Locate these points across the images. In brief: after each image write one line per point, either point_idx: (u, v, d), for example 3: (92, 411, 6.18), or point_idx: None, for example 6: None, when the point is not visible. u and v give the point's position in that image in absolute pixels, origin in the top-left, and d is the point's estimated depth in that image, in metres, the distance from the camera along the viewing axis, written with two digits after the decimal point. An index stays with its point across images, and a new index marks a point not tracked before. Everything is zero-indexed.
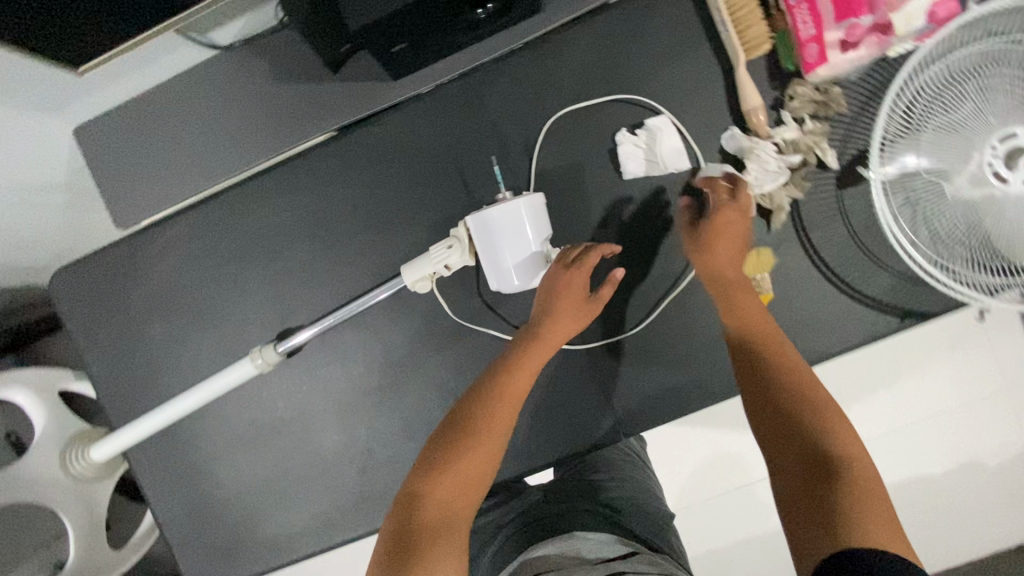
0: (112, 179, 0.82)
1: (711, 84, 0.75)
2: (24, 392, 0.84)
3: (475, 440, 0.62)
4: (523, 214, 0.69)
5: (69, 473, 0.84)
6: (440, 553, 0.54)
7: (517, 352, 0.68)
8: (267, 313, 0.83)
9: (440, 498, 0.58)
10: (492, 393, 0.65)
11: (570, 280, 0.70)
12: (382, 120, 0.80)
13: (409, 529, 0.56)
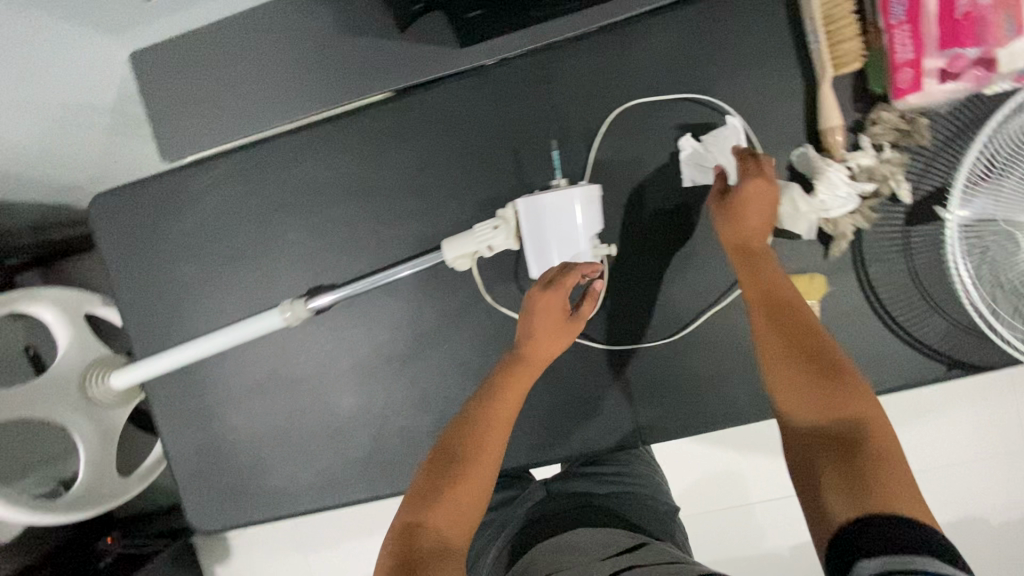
0: (162, 110, 0.81)
1: (790, 95, 0.72)
2: (51, 310, 0.86)
3: (462, 468, 0.61)
4: (578, 205, 0.68)
5: (86, 396, 0.86)
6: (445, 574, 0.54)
7: (499, 377, 0.67)
8: (299, 267, 0.82)
9: (436, 527, 0.57)
10: (479, 420, 0.65)
11: (542, 304, 0.65)
12: (442, 87, 0.77)
13: (410, 556, 0.55)
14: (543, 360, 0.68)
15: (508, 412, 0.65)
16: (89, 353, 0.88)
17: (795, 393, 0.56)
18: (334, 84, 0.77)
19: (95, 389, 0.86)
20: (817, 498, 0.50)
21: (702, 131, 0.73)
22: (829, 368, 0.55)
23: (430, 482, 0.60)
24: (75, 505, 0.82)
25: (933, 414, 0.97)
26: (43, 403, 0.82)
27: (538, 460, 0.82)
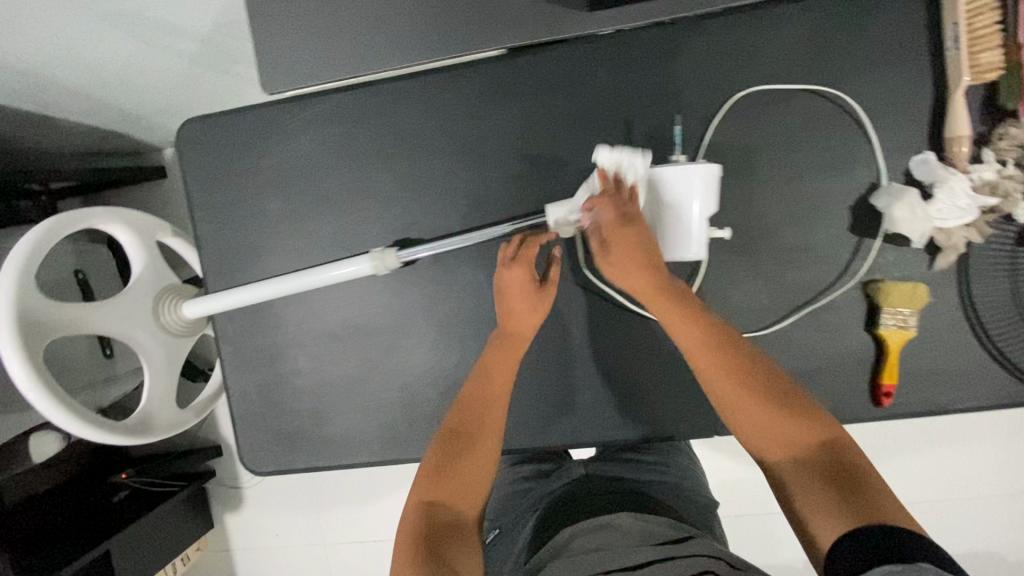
0: (264, 34, 0.77)
1: (919, 99, 0.70)
2: (125, 232, 0.85)
3: (473, 439, 0.68)
4: (694, 184, 0.67)
5: (159, 323, 0.86)
6: (463, 546, 0.59)
7: (487, 359, 0.74)
8: (387, 216, 0.81)
9: (449, 502, 0.64)
10: (473, 401, 0.71)
11: (509, 280, 0.74)
12: (560, 49, 0.76)
13: (433, 528, 0.60)
14: (524, 335, 0.75)
15: (500, 389, 0.72)
16: (161, 280, 0.88)
17: (760, 432, 0.61)
18: (451, 33, 0.74)
19: (168, 316, 0.87)
20: (802, 515, 0.56)
21: (822, 126, 0.72)
22: (773, 394, 0.62)
23: (437, 462, 0.66)
24: (143, 429, 0.82)
25: None
26: (117, 325, 0.82)
27: (604, 439, 0.81)
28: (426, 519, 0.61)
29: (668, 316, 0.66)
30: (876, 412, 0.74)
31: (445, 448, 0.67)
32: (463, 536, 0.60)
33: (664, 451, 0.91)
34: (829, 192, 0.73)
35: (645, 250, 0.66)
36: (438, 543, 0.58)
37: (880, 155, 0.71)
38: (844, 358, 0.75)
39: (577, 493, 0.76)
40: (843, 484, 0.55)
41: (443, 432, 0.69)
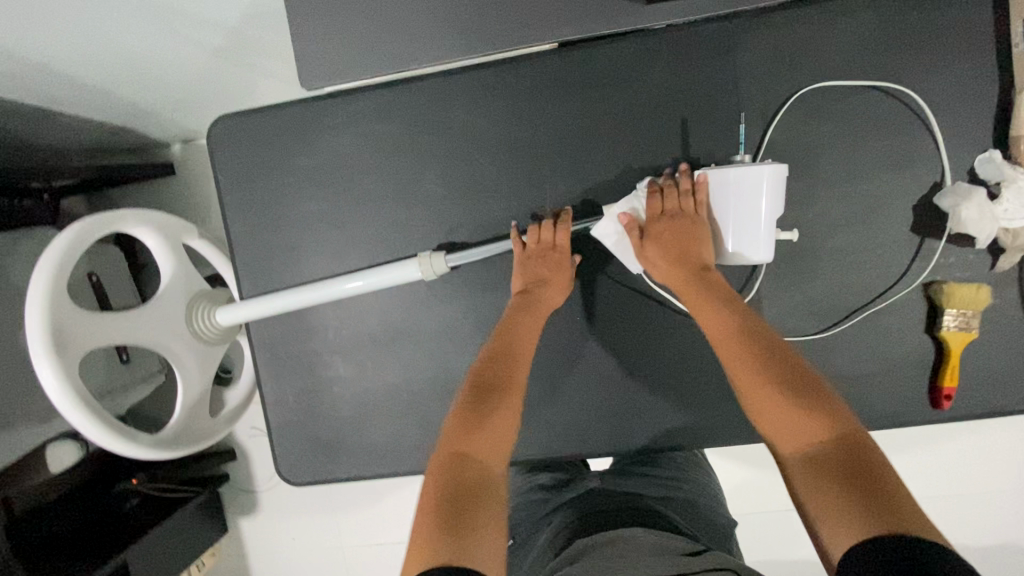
0: (299, 25, 0.72)
1: (985, 97, 0.69)
2: (150, 236, 0.80)
3: (502, 395, 0.62)
4: (761, 185, 0.65)
5: (192, 330, 0.83)
6: (484, 518, 0.52)
7: (515, 325, 0.69)
8: (434, 218, 0.79)
9: (481, 458, 0.57)
10: (500, 359, 0.66)
11: (555, 259, 0.72)
12: (615, 43, 0.73)
13: (456, 491, 0.53)
14: (547, 309, 0.72)
15: (526, 348, 0.68)
16: (191, 286, 0.84)
17: (771, 419, 0.54)
18: (504, 24, 0.71)
19: (201, 324, 0.83)
20: (814, 515, 0.47)
21: (884, 125, 0.71)
22: (795, 379, 0.54)
23: (466, 419, 0.59)
24: (179, 442, 0.80)
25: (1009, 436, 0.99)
26: (149, 336, 0.79)
27: (657, 446, 0.79)
28: (454, 476, 0.55)
29: (695, 305, 0.64)
30: (934, 414, 0.74)
31: (473, 404, 0.61)
32: (487, 499, 0.53)
33: (683, 462, 0.86)
34: (890, 192, 0.72)
35: (683, 244, 0.67)
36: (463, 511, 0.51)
37: (946, 154, 0.70)
38: (901, 361, 0.74)
39: (593, 501, 0.72)
40: (862, 487, 0.46)
41: (471, 387, 0.63)
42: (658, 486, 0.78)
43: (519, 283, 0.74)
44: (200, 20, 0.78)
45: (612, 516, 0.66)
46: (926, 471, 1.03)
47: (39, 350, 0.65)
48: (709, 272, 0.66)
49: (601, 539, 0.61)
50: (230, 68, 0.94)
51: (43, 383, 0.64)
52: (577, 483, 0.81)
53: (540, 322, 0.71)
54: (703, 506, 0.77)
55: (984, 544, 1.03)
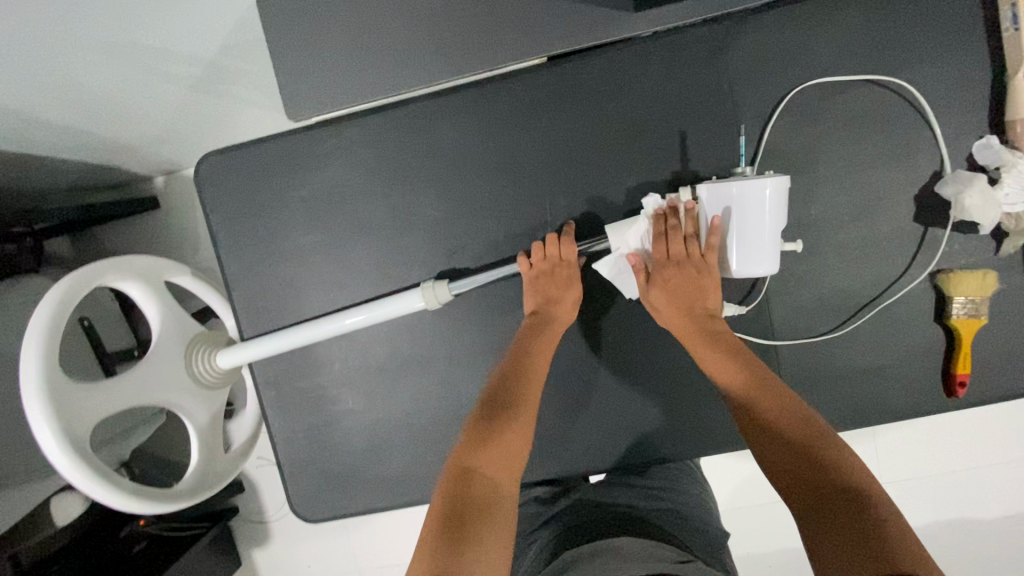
0: (287, 57, 0.72)
1: (976, 84, 0.70)
2: (138, 285, 0.78)
3: (514, 413, 0.61)
4: (763, 197, 0.65)
5: (195, 375, 0.82)
6: (488, 537, 0.50)
7: (528, 341, 0.69)
8: (435, 241, 0.79)
9: (490, 474, 0.55)
10: (515, 376, 0.65)
11: (562, 273, 0.72)
12: (605, 54, 0.73)
13: (463, 507, 0.52)
14: (563, 323, 0.72)
15: (540, 367, 0.67)
16: (185, 330, 0.83)
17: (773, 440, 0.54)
18: (494, 41, 0.70)
19: (201, 368, 0.82)
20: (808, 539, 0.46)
21: (877, 118, 0.71)
22: (801, 416, 0.54)
23: (478, 431, 0.58)
24: (195, 489, 0.79)
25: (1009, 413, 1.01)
26: (150, 386, 0.77)
27: (675, 456, 0.78)
28: (460, 490, 0.53)
29: (698, 352, 0.66)
30: (948, 402, 0.74)
31: (486, 416, 0.60)
32: (494, 517, 0.52)
33: (680, 470, 0.79)
34: (888, 184, 0.72)
35: (688, 293, 0.68)
36: (466, 522, 0.50)
37: (942, 143, 0.70)
38: (911, 351, 0.74)
39: (574, 519, 0.68)
40: (859, 516, 0.44)
41: (486, 401, 0.62)
42: (647, 495, 0.72)
43: (529, 304, 0.73)
44: (184, 58, 0.77)
45: (593, 531, 0.63)
46: (934, 452, 1.03)
47: (39, 414, 0.62)
48: (715, 321, 0.68)
49: (577, 557, 0.57)
50: (211, 102, 0.92)
51: (48, 446, 0.62)
52: (566, 495, 0.76)
53: (553, 340, 0.70)
54: (703, 514, 0.70)
55: (990, 523, 1.03)
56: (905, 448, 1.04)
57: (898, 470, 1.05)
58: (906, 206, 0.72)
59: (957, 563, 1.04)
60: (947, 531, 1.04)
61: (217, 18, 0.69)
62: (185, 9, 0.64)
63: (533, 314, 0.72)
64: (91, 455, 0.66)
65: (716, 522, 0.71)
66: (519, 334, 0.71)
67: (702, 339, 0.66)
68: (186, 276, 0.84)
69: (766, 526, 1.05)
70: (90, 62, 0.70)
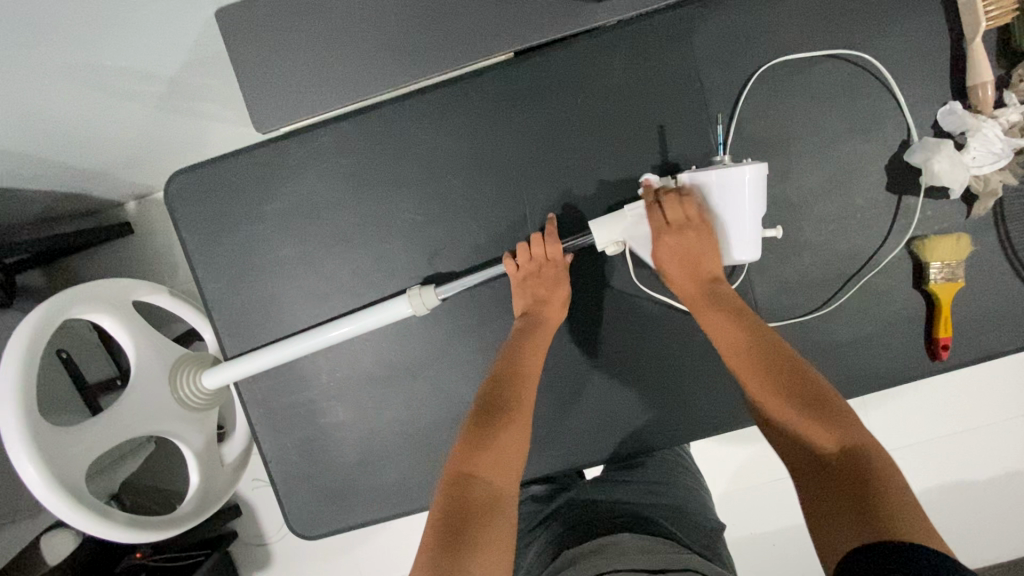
0: (252, 69, 0.71)
1: (936, 52, 0.71)
2: (110, 314, 0.75)
3: (510, 413, 0.60)
4: (744, 184, 0.66)
5: (181, 400, 0.80)
6: (491, 540, 0.49)
7: (519, 343, 0.68)
8: (417, 245, 0.78)
9: (489, 477, 0.54)
10: (508, 377, 0.64)
11: (549, 273, 0.72)
12: (572, 45, 0.74)
13: (462, 512, 0.51)
14: (554, 323, 0.71)
15: (534, 367, 0.66)
16: (167, 353, 0.81)
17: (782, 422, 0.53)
18: (460, 38, 0.69)
19: (187, 390, 0.80)
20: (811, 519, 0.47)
21: (844, 91, 0.72)
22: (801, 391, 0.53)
23: (474, 435, 0.57)
24: (196, 511, 0.79)
25: (989, 373, 1.03)
26: (135, 414, 0.75)
27: (673, 443, 0.78)
28: (460, 496, 0.53)
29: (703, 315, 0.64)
30: (934, 366, 0.75)
31: (481, 419, 0.59)
32: (497, 518, 0.51)
33: (673, 461, 0.79)
34: (860, 156, 0.73)
35: (693, 256, 0.67)
36: (471, 527, 0.50)
37: (907, 112, 0.72)
38: (895, 320, 0.75)
39: (572, 517, 0.67)
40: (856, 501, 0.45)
41: (482, 403, 0.61)
42: (642, 489, 0.72)
43: (519, 306, 0.73)
44: (145, 78, 0.75)
45: (592, 529, 0.62)
46: (922, 417, 1.05)
47: (22, 455, 0.60)
48: (718, 283, 0.66)
49: (578, 556, 0.57)
50: (178, 119, 0.91)
51: (35, 487, 0.60)
52: (563, 492, 0.75)
53: (544, 341, 0.69)
54: (698, 509, 0.71)
55: (981, 484, 1.05)
56: (895, 417, 1.06)
57: (891, 439, 1.06)
58: (878, 176, 0.73)
59: (952, 525, 1.06)
60: (941, 495, 1.06)
61: (176, 34, 0.68)
62: (143, 26, 0.63)
63: (523, 316, 0.72)
64: (78, 489, 0.64)
65: (708, 514, 0.71)
66: (511, 335, 0.70)
67: (709, 304, 0.64)
68: (162, 295, 0.82)
69: (766, 505, 1.06)
70: (48, 87, 0.68)
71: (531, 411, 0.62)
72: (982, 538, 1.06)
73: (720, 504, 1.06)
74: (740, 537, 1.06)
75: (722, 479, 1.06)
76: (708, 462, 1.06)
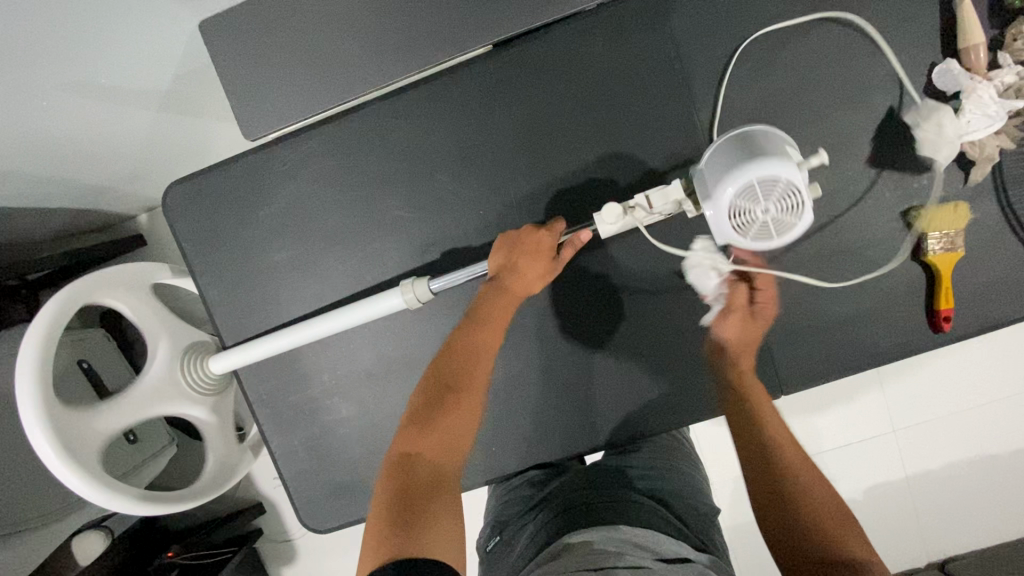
0: (238, 78, 0.73)
1: (926, 16, 0.70)
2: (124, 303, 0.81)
3: (458, 396, 0.65)
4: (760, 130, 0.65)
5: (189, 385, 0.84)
6: (431, 519, 0.55)
7: (477, 310, 0.71)
8: (408, 242, 0.79)
9: (428, 458, 0.60)
10: (458, 355, 0.68)
11: (540, 243, 0.69)
12: (549, 34, 0.74)
13: (405, 489, 0.57)
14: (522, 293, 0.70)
15: (487, 343, 0.69)
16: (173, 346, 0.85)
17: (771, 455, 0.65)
18: (436, 34, 0.70)
19: (194, 375, 0.85)
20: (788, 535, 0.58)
21: (829, 62, 0.71)
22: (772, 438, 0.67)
23: (422, 413, 0.63)
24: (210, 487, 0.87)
25: (998, 343, 1.02)
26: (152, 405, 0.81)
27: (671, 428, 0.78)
28: (401, 476, 0.58)
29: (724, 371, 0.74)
30: (937, 339, 0.73)
31: (427, 402, 0.64)
32: (436, 496, 0.57)
33: (671, 448, 0.79)
34: (851, 128, 0.72)
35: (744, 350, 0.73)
36: (411, 503, 0.55)
37: (895, 81, 0.70)
38: (893, 293, 0.73)
39: (567, 501, 0.68)
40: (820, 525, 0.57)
41: (430, 386, 0.66)
42: (640, 475, 0.72)
43: (496, 264, 0.71)
44: (138, 94, 0.78)
45: (589, 514, 0.63)
46: (933, 391, 1.03)
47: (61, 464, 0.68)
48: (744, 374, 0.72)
49: (573, 542, 0.58)
50: (177, 134, 0.93)
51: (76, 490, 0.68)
52: (560, 477, 0.75)
53: (509, 309, 0.71)
54: (696, 494, 0.71)
55: (1000, 459, 1.02)
56: (906, 390, 1.04)
57: (904, 413, 1.04)
58: (872, 147, 0.72)
59: (972, 500, 1.03)
60: (956, 471, 1.04)
61: (163, 47, 0.70)
62: (128, 40, 0.66)
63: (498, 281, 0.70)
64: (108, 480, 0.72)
65: (703, 503, 0.70)
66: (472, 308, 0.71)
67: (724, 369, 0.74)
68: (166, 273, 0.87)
69: None
70: (49, 109, 0.71)
71: (480, 387, 0.66)
72: (1005, 514, 1.03)
73: (732, 487, 1.05)
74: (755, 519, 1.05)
75: (730, 461, 1.05)
76: (715, 444, 1.05)
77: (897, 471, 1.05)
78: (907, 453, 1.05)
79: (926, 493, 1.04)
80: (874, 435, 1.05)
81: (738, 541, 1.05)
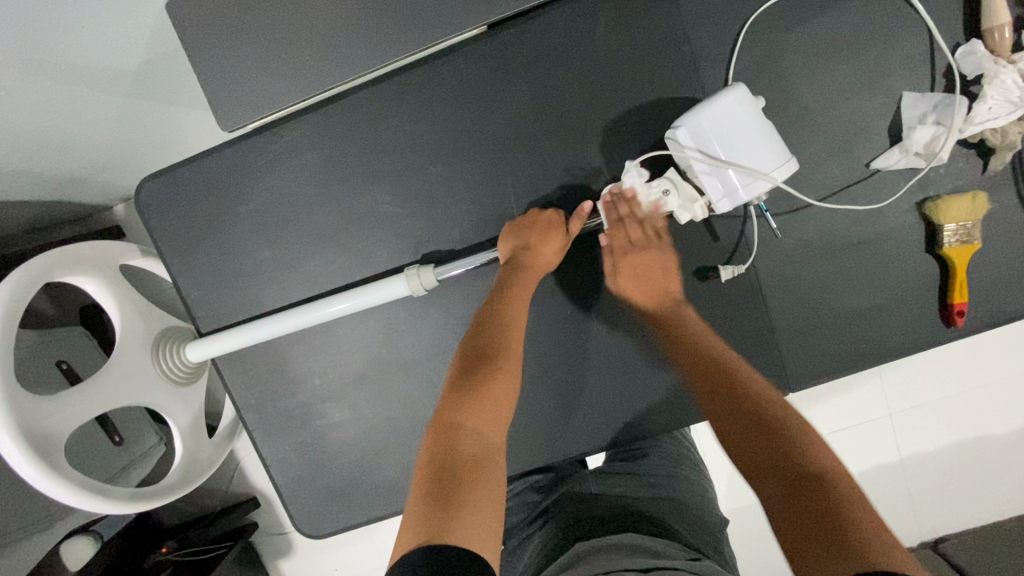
0: (212, 67, 0.68)
1: None
2: (92, 283, 0.76)
3: (497, 365, 0.56)
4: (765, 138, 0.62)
5: (164, 371, 0.82)
6: (477, 502, 0.46)
7: (504, 290, 0.63)
8: (398, 239, 0.75)
9: (473, 430, 0.51)
10: (496, 325, 0.60)
11: (549, 218, 0.68)
12: (544, 17, 0.69)
13: (449, 467, 0.48)
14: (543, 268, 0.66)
15: (520, 314, 0.61)
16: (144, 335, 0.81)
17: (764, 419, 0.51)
18: (425, 15, 0.65)
19: (170, 363, 0.82)
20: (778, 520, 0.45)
21: (844, 45, 0.67)
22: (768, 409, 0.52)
23: (466, 380, 0.54)
24: (186, 479, 0.82)
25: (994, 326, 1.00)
26: (126, 397, 0.77)
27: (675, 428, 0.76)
28: (444, 448, 0.50)
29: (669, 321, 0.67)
30: (949, 333, 0.71)
31: (464, 372, 0.55)
32: (482, 475, 0.48)
33: (677, 454, 0.77)
34: (864, 116, 0.68)
35: (652, 274, 0.69)
36: (458, 484, 0.47)
37: (910, 64, 0.67)
38: (905, 287, 0.70)
39: (571, 513, 0.65)
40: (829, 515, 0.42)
41: (467, 353, 0.57)
42: (643, 485, 0.69)
43: (506, 249, 0.67)
44: (103, 86, 0.72)
45: (599, 524, 0.60)
46: (930, 376, 1.02)
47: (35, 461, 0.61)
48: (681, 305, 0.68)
49: (579, 554, 0.56)
50: (147, 129, 0.88)
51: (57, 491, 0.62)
52: (563, 485, 0.73)
53: (530, 286, 0.64)
54: (701, 502, 0.69)
55: (998, 443, 1.02)
56: (904, 379, 1.03)
57: (902, 399, 1.03)
58: (885, 136, 0.68)
59: (971, 489, 1.03)
60: (953, 455, 1.03)
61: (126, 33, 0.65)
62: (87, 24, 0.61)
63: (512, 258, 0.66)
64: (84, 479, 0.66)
65: (709, 510, 0.69)
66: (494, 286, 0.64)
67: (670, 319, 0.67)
68: (136, 254, 0.82)
69: None
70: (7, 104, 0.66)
71: (518, 357, 0.58)
72: (1002, 499, 1.02)
73: (731, 479, 1.04)
74: (755, 504, 1.02)
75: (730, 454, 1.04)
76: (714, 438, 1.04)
77: (895, 459, 1.04)
78: (905, 439, 1.04)
79: (925, 480, 1.04)
80: (872, 423, 1.04)
81: (738, 531, 1.03)
